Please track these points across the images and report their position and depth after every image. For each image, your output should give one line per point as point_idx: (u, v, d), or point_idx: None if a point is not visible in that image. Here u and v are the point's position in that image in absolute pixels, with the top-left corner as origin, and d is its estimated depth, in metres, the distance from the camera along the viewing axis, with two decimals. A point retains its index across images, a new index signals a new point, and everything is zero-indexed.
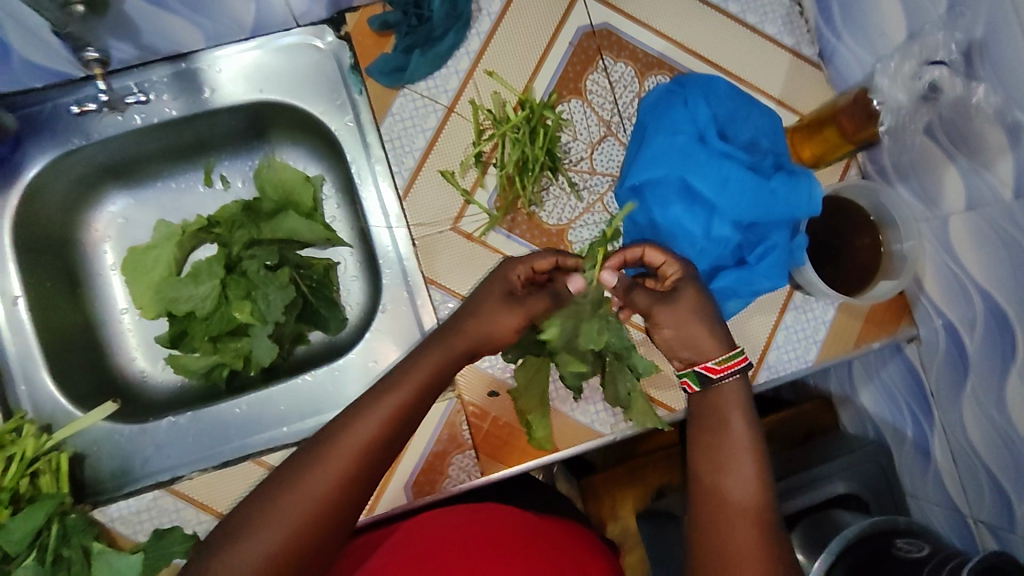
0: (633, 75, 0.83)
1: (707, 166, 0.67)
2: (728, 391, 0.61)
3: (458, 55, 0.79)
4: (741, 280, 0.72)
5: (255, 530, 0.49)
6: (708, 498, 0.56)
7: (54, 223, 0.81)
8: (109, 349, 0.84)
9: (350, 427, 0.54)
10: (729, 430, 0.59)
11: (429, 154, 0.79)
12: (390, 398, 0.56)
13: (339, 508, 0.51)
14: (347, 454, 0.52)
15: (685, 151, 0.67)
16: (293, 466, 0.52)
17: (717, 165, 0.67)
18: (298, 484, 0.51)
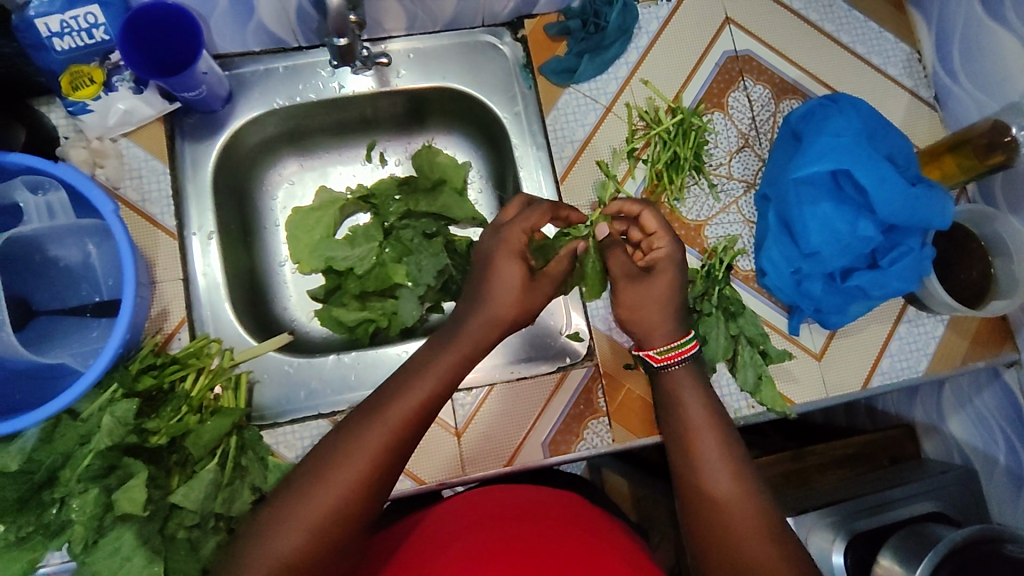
0: (769, 97, 0.91)
1: (866, 165, 0.74)
2: (677, 374, 0.74)
3: (618, 63, 0.89)
4: (874, 280, 0.79)
5: (284, 521, 0.56)
6: (693, 495, 0.65)
7: (239, 174, 0.90)
8: (268, 295, 0.92)
9: (365, 429, 0.61)
10: (690, 421, 0.70)
11: (587, 146, 0.87)
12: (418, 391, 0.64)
13: (360, 502, 0.59)
14: (365, 454, 0.59)
15: (847, 151, 0.75)
16: (309, 473, 0.59)
17: (875, 170, 0.74)
18: (325, 480, 0.58)
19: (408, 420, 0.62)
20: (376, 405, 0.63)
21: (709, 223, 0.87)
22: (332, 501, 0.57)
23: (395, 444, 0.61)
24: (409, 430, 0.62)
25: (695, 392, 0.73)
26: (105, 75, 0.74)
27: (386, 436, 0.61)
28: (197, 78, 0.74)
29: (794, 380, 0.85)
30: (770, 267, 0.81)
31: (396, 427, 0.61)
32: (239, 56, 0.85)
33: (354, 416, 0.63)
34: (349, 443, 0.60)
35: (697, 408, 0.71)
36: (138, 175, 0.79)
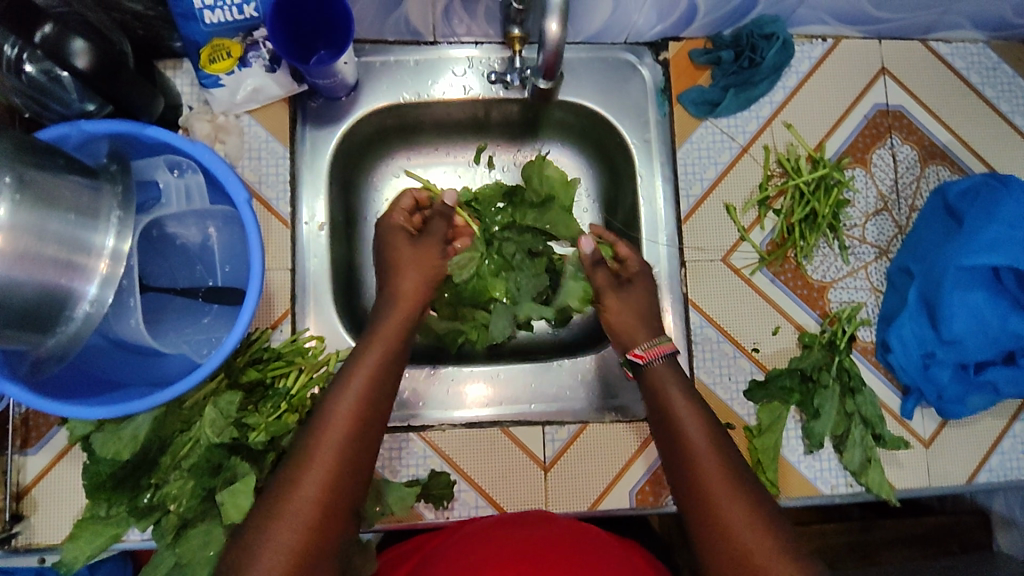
0: (916, 160, 0.86)
1: None
2: (658, 371, 0.71)
3: (761, 103, 0.84)
4: (1011, 377, 0.75)
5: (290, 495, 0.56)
6: (691, 483, 0.63)
7: (349, 164, 0.87)
8: (361, 289, 0.88)
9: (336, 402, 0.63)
10: (671, 406, 0.68)
11: (717, 186, 0.83)
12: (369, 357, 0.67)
13: (355, 461, 0.60)
14: (338, 422, 0.61)
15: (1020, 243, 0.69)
16: (276, 487, 0.57)
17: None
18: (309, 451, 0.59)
19: (354, 415, 0.62)
20: (325, 411, 0.62)
21: (834, 286, 0.82)
22: (316, 495, 0.56)
23: (349, 441, 0.60)
24: (375, 394, 0.65)
25: (679, 385, 0.70)
26: (242, 51, 0.71)
27: (340, 436, 0.60)
28: (322, 69, 0.72)
29: (900, 464, 0.81)
30: (897, 345, 0.77)
31: (349, 419, 0.61)
32: (371, 44, 0.82)
33: (307, 426, 0.62)
34: (309, 444, 0.59)
35: (678, 402, 0.69)
36: (257, 155, 0.77)
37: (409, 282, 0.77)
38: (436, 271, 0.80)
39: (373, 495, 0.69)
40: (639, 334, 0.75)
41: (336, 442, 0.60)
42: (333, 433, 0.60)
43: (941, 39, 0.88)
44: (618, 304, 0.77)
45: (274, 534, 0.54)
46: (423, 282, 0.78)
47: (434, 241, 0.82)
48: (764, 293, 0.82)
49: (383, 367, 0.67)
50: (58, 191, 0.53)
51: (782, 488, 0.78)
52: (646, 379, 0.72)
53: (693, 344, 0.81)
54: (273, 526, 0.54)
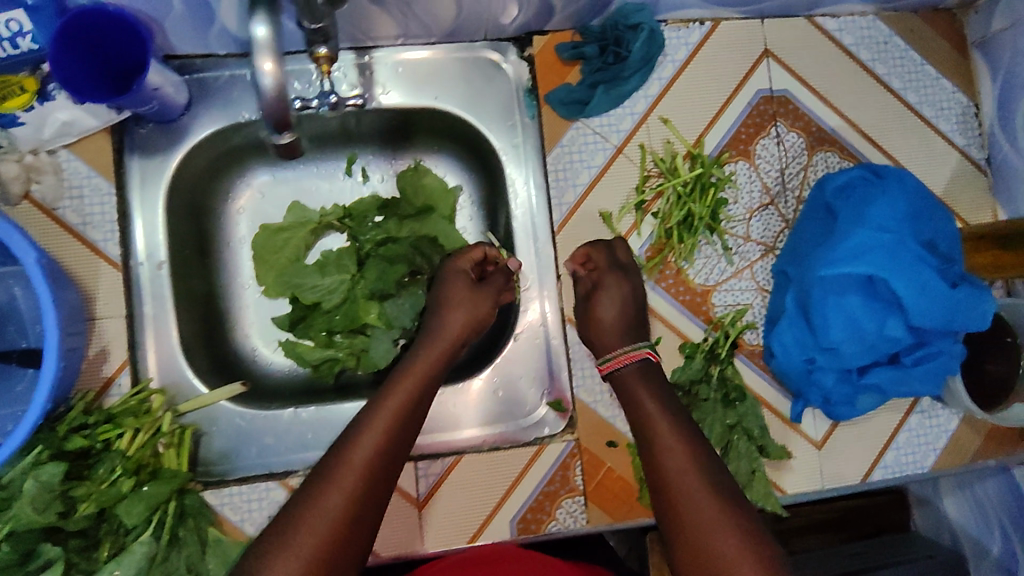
0: (803, 147, 0.81)
1: (910, 270, 0.64)
2: (628, 373, 0.69)
3: (636, 97, 0.78)
4: (894, 378, 0.71)
5: (319, 495, 0.54)
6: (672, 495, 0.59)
7: (196, 188, 0.80)
8: (225, 322, 0.83)
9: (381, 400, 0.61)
10: (646, 410, 0.65)
11: (591, 191, 0.78)
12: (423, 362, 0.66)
13: (391, 464, 0.58)
14: (381, 420, 0.59)
15: (890, 249, 0.65)
16: (322, 472, 0.56)
17: (914, 278, 0.64)
18: (347, 450, 0.57)
19: (406, 406, 0.61)
20: (375, 398, 0.62)
21: (718, 289, 0.78)
22: (347, 495, 0.54)
23: (395, 433, 0.59)
24: (419, 400, 0.63)
25: (650, 386, 0.67)
26: (38, 84, 0.67)
27: (379, 442, 0.57)
28: (148, 92, 0.66)
29: (791, 469, 0.78)
30: (780, 351, 0.73)
31: (390, 422, 0.59)
32: (202, 58, 0.75)
33: (351, 423, 0.60)
34: (348, 445, 0.57)
35: (652, 406, 0.65)
36: (79, 194, 0.71)
37: (455, 321, 0.71)
38: (471, 327, 0.71)
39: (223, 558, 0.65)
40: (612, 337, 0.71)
41: (386, 429, 0.59)
42: (383, 423, 0.59)
43: (828, 14, 0.83)
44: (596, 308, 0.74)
45: (297, 534, 0.51)
46: (465, 327, 0.71)
47: (491, 292, 0.74)
48: (644, 303, 0.78)
49: (430, 376, 0.65)
50: None
51: None
52: (614, 384, 0.70)
53: (572, 361, 0.77)
54: (298, 523, 0.52)
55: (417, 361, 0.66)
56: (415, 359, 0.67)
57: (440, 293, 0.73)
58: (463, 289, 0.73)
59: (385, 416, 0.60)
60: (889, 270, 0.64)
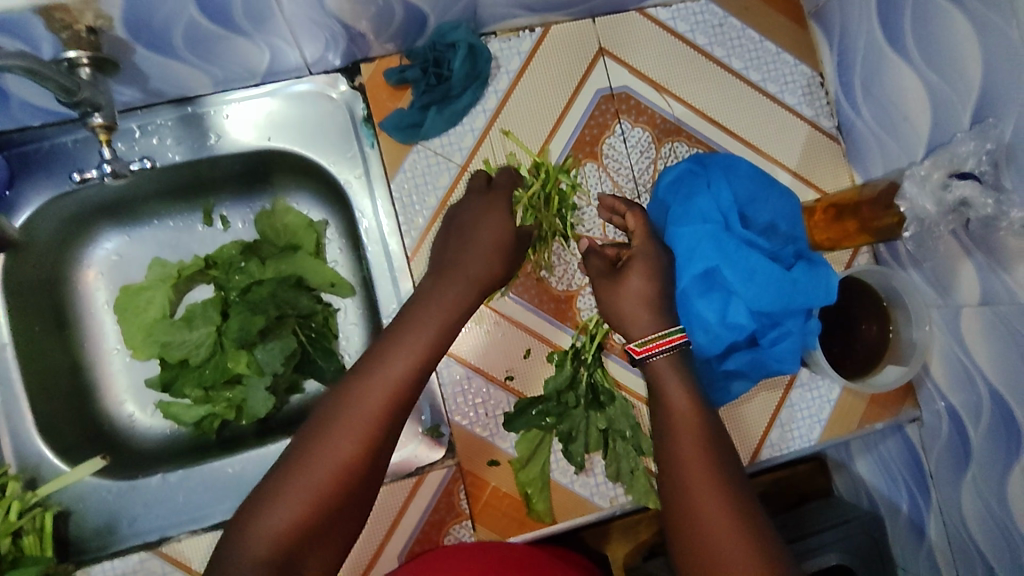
0: (650, 141, 0.81)
1: (733, 256, 0.65)
2: (660, 367, 0.61)
3: (473, 112, 0.77)
4: (754, 360, 0.72)
5: (288, 484, 0.49)
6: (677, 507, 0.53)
7: (45, 261, 0.78)
8: (96, 391, 0.81)
9: (367, 386, 0.53)
10: (670, 401, 0.59)
11: (441, 213, 0.77)
12: (410, 348, 0.56)
13: (371, 461, 0.52)
14: (365, 417, 0.52)
15: (713, 240, 0.66)
16: (286, 464, 0.51)
17: (735, 265, 0.66)
18: (327, 441, 0.51)
19: (399, 390, 0.54)
20: (352, 387, 0.54)
21: (581, 293, 0.78)
22: (319, 490, 0.49)
23: (378, 433, 0.52)
24: (402, 401, 0.54)
25: (682, 381, 0.60)
26: None
27: (360, 440, 0.51)
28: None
29: None
30: None
31: (374, 417, 0.52)
32: (19, 132, 0.72)
33: (321, 414, 0.53)
34: (324, 435, 0.51)
35: (680, 402, 0.58)
36: None
37: (476, 260, 0.65)
38: (493, 275, 0.66)
39: None
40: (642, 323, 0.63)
41: (376, 410, 0.52)
42: (351, 432, 0.51)
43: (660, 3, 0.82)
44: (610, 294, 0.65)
45: (262, 520, 0.48)
46: (480, 281, 0.64)
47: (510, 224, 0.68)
48: (508, 316, 0.77)
49: (413, 375, 0.55)
50: None
51: (557, 514, 0.76)
52: (648, 374, 0.61)
53: (443, 385, 0.76)
54: (264, 510, 0.48)
55: (396, 351, 0.56)
56: (417, 324, 0.59)
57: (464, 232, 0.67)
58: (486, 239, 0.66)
59: (384, 385, 0.54)
60: (715, 258, 0.66)
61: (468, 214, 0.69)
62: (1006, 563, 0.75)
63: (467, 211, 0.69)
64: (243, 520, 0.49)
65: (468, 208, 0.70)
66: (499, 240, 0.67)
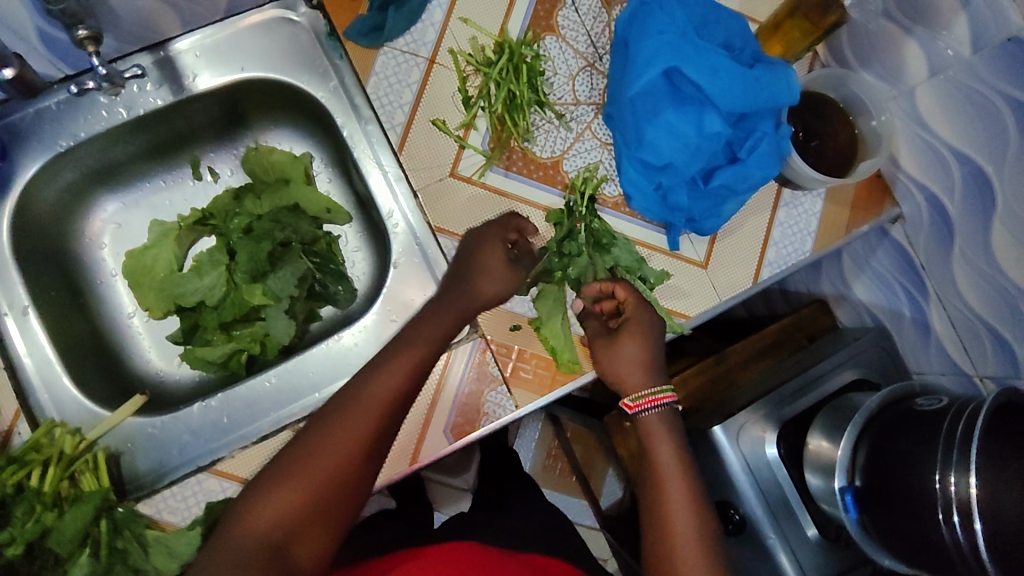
0: (600, 5, 0.84)
1: (696, 59, 0.70)
2: (651, 422, 0.72)
3: (430, 8, 0.81)
4: (737, 175, 0.75)
5: (280, 487, 0.56)
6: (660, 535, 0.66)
7: (50, 232, 0.80)
8: (122, 352, 0.83)
9: (359, 397, 0.62)
10: (659, 459, 0.70)
11: (418, 106, 0.80)
12: (403, 360, 0.65)
13: (359, 469, 0.60)
14: (359, 423, 0.60)
15: (675, 47, 0.70)
16: (281, 465, 0.58)
17: (704, 58, 0.70)
18: (316, 446, 0.59)
19: (386, 405, 0.62)
20: (350, 396, 0.62)
21: (566, 156, 0.82)
22: (308, 490, 0.57)
23: (368, 438, 0.60)
24: (395, 410, 0.63)
25: (671, 441, 0.71)
26: None
27: (350, 440, 0.59)
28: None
29: (688, 294, 0.82)
30: (633, 192, 0.76)
31: (362, 429, 0.60)
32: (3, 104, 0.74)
33: (313, 424, 0.61)
34: (313, 442, 0.59)
35: (668, 458, 0.70)
36: None
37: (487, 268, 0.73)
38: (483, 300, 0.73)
39: (163, 551, 0.64)
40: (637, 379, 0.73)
41: (370, 412, 0.61)
42: (356, 423, 0.60)
43: None
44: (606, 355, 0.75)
45: (249, 521, 0.55)
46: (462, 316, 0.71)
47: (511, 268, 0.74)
48: (502, 191, 0.80)
49: (402, 389, 0.63)
50: None
51: (585, 363, 0.79)
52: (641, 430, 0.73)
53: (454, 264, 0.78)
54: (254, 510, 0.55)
55: (393, 364, 0.65)
56: (413, 343, 0.67)
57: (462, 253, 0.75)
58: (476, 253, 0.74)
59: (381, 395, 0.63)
60: (678, 62, 0.70)
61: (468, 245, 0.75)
62: (1006, 319, 0.79)
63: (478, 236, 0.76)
64: (234, 515, 0.56)
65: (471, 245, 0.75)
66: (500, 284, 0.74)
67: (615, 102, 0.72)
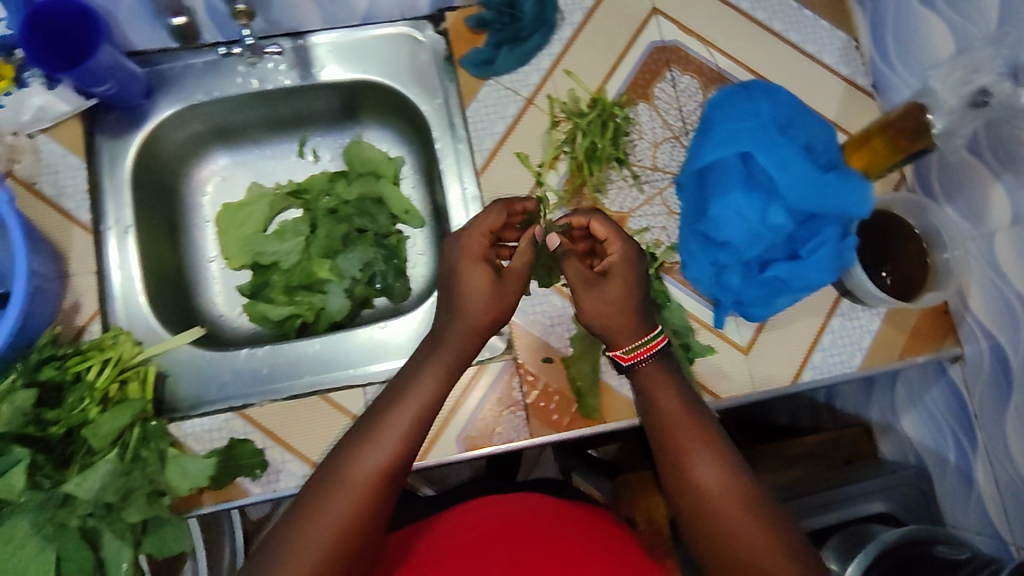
0: (697, 87, 0.90)
1: (775, 148, 0.74)
2: (649, 370, 0.69)
3: (540, 55, 0.88)
4: (793, 271, 0.77)
5: (292, 555, 0.55)
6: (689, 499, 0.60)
7: (167, 171, 0.91)
8: (196, 290, 0.92)
9: (364, 453, 0.60)
10: (660, 408, 0.66)
11: (507, 137, 0.87)
12: (402, 412, 0.63)
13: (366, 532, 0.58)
14: (360, 482, 0.58)
15: (757, 134, 0.75)
16: (289, 529, 0.57)
17: (779, 151, 0.74)
18: (322, 507, 0.57)
19: (393, 460, 0.60)
20: (348, 456, 0.60)
21: (633, 215, 0.86)
22: (317, 559, 0.55)
23: (373, 501, 0.58)
24: (398, 466, 0.60)
25: (669, 386, 0.67)
26: (16, 71, 0.80)
27: (354, 506, 0.57)
28: (104, 67, 0.76)
29: (725, 375, 0.83)
30: (689, 259, 0.81)
31: (363, 494, 0.58)
32: (159, 53, 0.87)
33: (315, 488, 0.59)
34: (315, 511, 0.57)
35: (670, 405, 0.66)
36: (55, 170, 0.80)
37: (474, 306, 0.69)
38: (484, 322, 0.69)
39: (179, 472, 0.70)
40: (624, 333, 0.70)
41: (373, 472, 0.59)
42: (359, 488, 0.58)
43: None
44: (591, 304, 0.71)
45: None
46: (466, 343, 0.68)
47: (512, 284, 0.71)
48: None
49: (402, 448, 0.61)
50: None
51: (606, 413, 0.81)
52: (637, 379, 0.69)
53: None
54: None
55: (393, 420, 0.62)
56: (405, 397, 0.64)
57: (451, 280, 0.71)
58: (481, 286, 0.69)
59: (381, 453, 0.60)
60: (757, 146, 0.74)
61: (478, 270, 0.70)
62: None
63: (472, 249, 0.72)
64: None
65: (452, 258, 0.72)
66: (498, 303, 0.70)
67: (688, 166, 0.76)
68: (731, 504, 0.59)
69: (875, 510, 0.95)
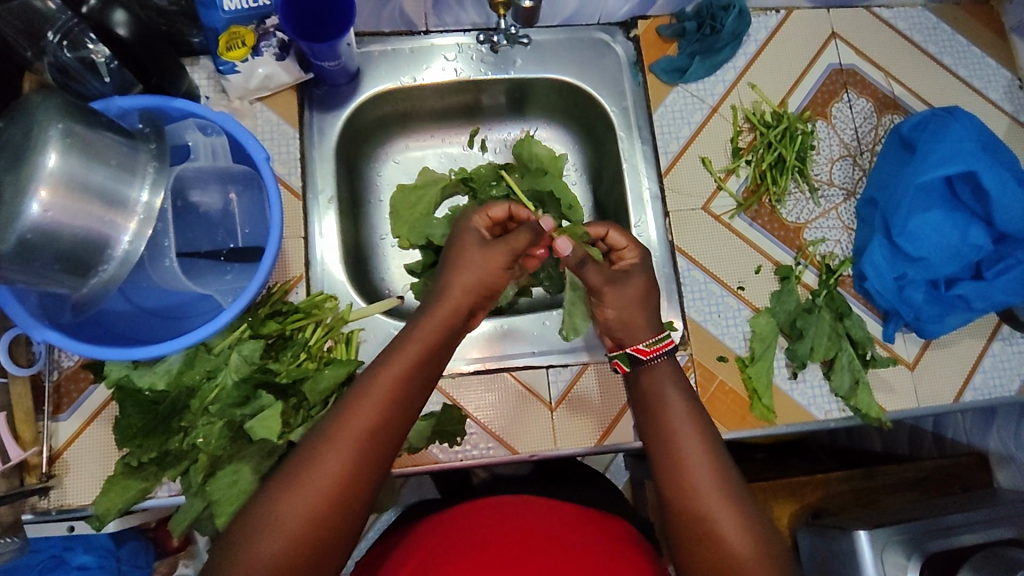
0: (872, 111, 0.93)
1: (991, 167, 0.78)
2: (659, 370, 0.73)
3: (726, 67, 0.92)
4: (978, 291, 0.80)
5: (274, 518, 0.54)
6: (692, 514, 0.61)
7: (355, 148, 0.95)
8: (371, 264, 0.96)
9: (352, 414, 0.59)
10: (665, 408, 0.69)
11: (692, 142, 0.90)
12: (389, 371, 0.63)
13: (350, 492, 0.57)
14: (347, 441, 0.57)
15: (973, 154, 0.79)
16: (274, 484, 0.56)
17: (995, 172, 0.78)
18: (312, 468, 0.56)
19: (384, 418, 0.60)
20: (340, 414, 0.59)
21: (809, 226, 0.89)
22: (299, 519, 0.54)
23: (362, 458, 0.58)
24: (388, 423, 0.60)
25: (678, 390, 0.71)
26: (256, 40, 0.78)
27: (343, 462, 0.57)
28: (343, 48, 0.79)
29: (891, 388, 0.85)
30: (871, 271, 0.82)
31: (350, 451, 0.57)
32: (370, 36, 0.91)
33: (302, 445, 0.58)
34: (303, 471, 0.56)
35: (675, 409, 0.68)
36: (270, 137, 0.84)
37: (471, 268, 0.72)
38: (484, 282, 0.72)
39: None
40: (638, 330, 0.75)
41: (362, 428, 0.58)
42: (346, 446, 0.57)
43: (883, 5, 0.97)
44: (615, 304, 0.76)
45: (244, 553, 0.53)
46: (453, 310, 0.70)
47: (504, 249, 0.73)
48: (745, 236, 0.88)
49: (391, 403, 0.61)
50: (100, 146, 0.60)
51: (778, 415, 0.83)
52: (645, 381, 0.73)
53: (682, 288, 0.86)
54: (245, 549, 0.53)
55: (382, 379, 0.62)
56: (396, 354, 0.64)
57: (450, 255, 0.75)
58: (473, 252, 0.73)
59: (371, 410, 0.60)
60: (977, 164, 0.78)
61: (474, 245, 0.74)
62: None
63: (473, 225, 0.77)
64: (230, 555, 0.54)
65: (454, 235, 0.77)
66: (501, 264, 0.73)
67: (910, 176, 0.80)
68: (738, 521, 0.60)
69: (969, 544, 0.83)
